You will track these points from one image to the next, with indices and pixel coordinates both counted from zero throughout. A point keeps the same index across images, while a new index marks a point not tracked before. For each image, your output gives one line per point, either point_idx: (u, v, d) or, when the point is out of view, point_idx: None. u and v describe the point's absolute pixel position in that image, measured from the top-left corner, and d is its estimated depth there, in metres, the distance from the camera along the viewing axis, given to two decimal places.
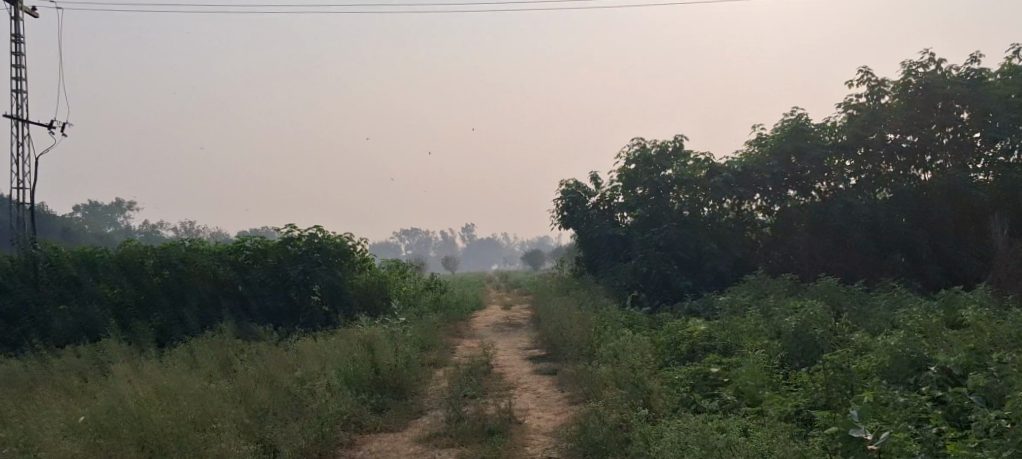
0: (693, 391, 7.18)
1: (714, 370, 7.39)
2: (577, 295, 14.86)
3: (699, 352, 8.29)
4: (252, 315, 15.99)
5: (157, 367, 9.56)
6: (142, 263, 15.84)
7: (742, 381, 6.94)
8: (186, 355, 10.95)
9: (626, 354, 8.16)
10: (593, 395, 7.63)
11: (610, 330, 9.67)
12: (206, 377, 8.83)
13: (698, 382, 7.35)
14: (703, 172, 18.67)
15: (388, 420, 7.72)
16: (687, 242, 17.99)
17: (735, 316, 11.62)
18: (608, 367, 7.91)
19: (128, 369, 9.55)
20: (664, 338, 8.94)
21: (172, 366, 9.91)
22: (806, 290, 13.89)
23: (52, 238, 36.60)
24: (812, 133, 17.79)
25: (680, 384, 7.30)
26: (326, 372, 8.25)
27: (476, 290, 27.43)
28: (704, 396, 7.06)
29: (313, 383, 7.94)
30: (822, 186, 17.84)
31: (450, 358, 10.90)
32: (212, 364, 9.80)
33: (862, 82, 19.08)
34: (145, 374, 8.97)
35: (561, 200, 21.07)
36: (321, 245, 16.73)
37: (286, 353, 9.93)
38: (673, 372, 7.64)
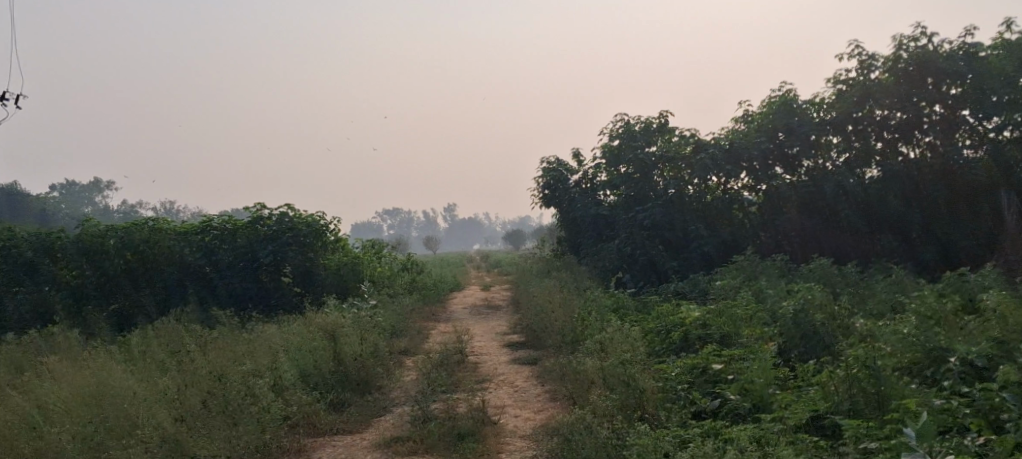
0: (693, 389, 6.50)
1: (713, 363, 6.69)
2: (558, 277, 14.16)
3: (695, 340, 7.57)
4: (217, 299, 15.07)
5: (103, 359, 8.74)
6: (101, 244, 14.79)
7: (747, 378, 6.24)
8: (139, 344, 10.15)
9: (614, 345, 7.42)
10: (578, 396, 6.88)
11: (595, 315, 8.93)
12: (155, 371, 7.99)
13: (696, 378, 6.63)
14: (688, 149, 17.93)
15: (348, 421, 6.98)
16: (674, 221, 17.25)
17: (726, 300, 10.92)
18: (592, 361, 7.17)
19: (70, 361, 8.71)
20: (653, 326, 8.22)
21: (121, 358, 9.09)
22: (799, 272, 13.22)
23: (22, 220, 35.38)
24: (800, 109, 17.02)
25: (677, 382, 6.58)
26: (285, 367, 7.45)
27: (458, 272, 26.64)
28: (705, 395, 6.37)
29: (265, 379, 7.15)
30: (809, 165, 17.15)
31: (423, 345, 10.12)
32: (164, 355, 8.96)
33: (853, 55, 18.41)
34: (89, 366, 8.08)
35: (542, 178, 20.30)
36: (292, 225, 15.77)
37: (243, 341, 9.13)
38: (667, 366, 6.92)
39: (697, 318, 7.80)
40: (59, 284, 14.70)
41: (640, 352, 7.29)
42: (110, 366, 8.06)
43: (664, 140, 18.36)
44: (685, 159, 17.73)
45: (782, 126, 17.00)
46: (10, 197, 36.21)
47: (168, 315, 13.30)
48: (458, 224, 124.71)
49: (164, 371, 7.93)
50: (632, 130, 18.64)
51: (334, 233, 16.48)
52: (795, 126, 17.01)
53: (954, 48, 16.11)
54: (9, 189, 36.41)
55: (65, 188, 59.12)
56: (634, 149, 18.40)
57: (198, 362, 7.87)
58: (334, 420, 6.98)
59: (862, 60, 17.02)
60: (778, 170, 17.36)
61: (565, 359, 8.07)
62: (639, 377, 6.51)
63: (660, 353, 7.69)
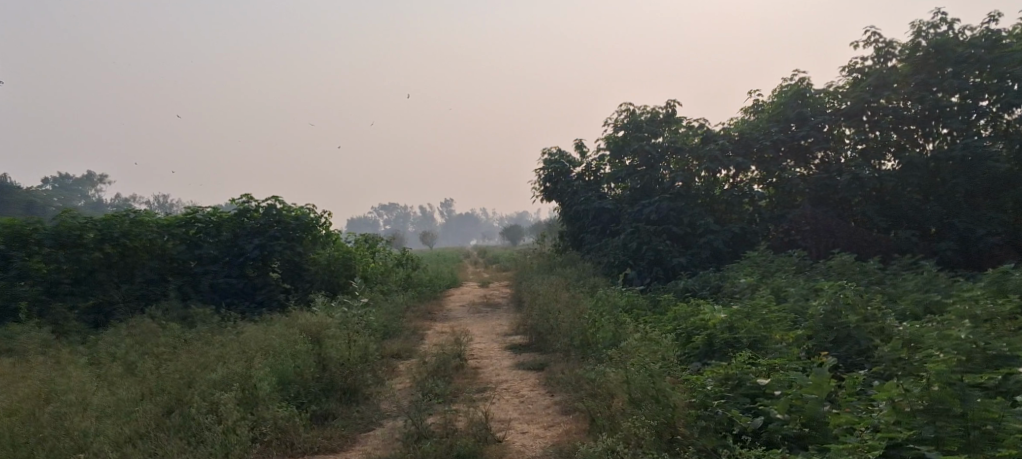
0: (729, 404, 5.76)
1: (749, 371, 5.94)
2: (562, 274, 13.39)
3: (721, 343, 6.84)
4: (202, 294, 14.19)
5: (68, 364, 7.98)
6: (79, 236, 13.90)
7: (797, 393, 5.50)
8: (112, 347, 9.37)
9: (637, 353, 6.65)
10: (595, 412, 6.16)
11: (607, 317, 8.15)
12: (120, 379, 7.19)
13: (731, 392, 5.86)
14: (696, 140, 17.10)
15: (341, 438, 6.24)
16: (681, 215, 16.44)
17: (744, 299, 10.17)
18: (612, 373, 6.41)
19: (28, 366, 7.88)
20: (676, 329, 7.52)
21: (86, 364, 8.26)
22: (817, 269, 12.44)
23: (11, 213, 34.55)
24: (814, 97, 16.29)
25: (711, 398, 5.80)
26: (264, 377, 6.69)
27: (455, 268, 25.85)
28: (746, 412, 5.64)
29: (236, 392, 6.40)
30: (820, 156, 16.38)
31: (418, 348, 9.33)
32: (136, 360, 8.17)
33: (868, 43, 17.67)
34: (46, 373, 7.26)
35: (544, 170, 19.53)
36: (279, 217, 15.05)
37: (222, 342, 8.35)
38: (696, 377, 6.16)
39: (723, 320, 7.02)
40: (33, 277, 13.50)
41: (663, 359, 6.53)
42: (72, 372, 7.25)
43: (671, 130, 17.55)
44: (693, 150, 16.91)
45: (794, 115, 16.18)
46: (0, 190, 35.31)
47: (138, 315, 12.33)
48: (454, 220, 123.97)
49: (131, 378, 7.14)
50: (637, 119, 17.83)
51: (325, 226, 15.69)
52: (808, 116, 16.22)
53: (975, 35, 15.30)
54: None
55: (58, 181, 58.13)
56: (640, 140, 17.60)
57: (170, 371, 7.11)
58: (313, 436, 6.19)
59: (879, 47, 16.18)
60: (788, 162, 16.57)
61: (579, 367, 7.32)
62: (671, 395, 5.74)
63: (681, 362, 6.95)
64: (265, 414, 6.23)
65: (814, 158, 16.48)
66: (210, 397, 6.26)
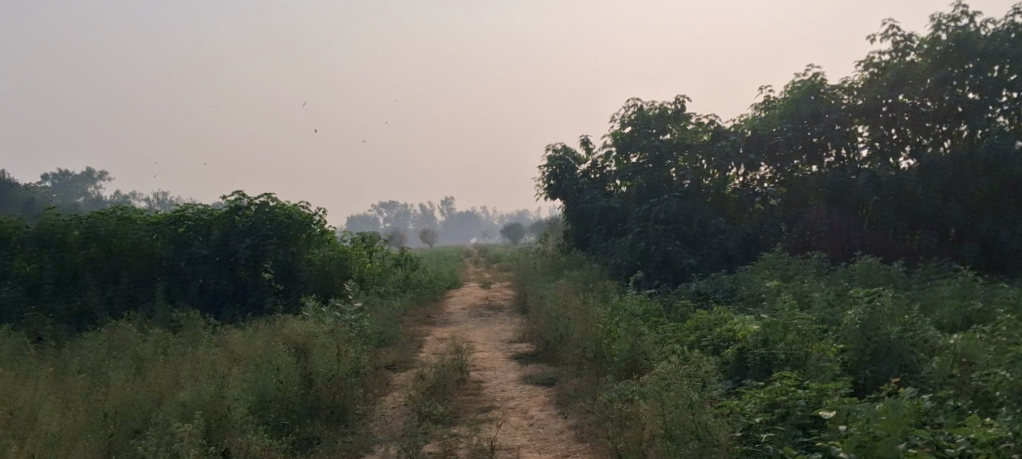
0: (780, 440, 5.30)
1: (799, 397, 5.49)
2: (569, 276, 12.68)
3: (756, 360, 6.33)
4: (189, 296, 13.49)
5: (36, 380, 7.32)
6: (62, 236, 13.27)
7: (861, 426, 5.00)
8: (88, 357, 8.68)
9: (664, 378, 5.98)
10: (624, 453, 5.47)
11: (624, 326, 7.46)
12: (83, 399, 6.51)
13: (779, 423, 5.45)
14: (706, 136, 16.33)
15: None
16: (691, 215, 15.69)
17: (766, 306, 9.43)
18: (639, 402, 5.70)
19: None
20: (703, 341, 6.96)
21: (54, 379, 7.57)
22: (838, 272, 11.73)
23: (12, 209, 33.93)
24: (829, 93, 15.45)
25: (757, 430, 5.41)
26: (239, 399, 6.03)
27: (458, 268, 25.12)
28: (801, 449, 5.19)
29: (203, 420, 5.77)
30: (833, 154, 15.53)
31: (416, 358, 8.61)
32: (108, 373, 7.49)
33: (886, 37, 16.90)
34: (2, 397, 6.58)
35: (549, 167, 18.82)
36: (272, 216, 14.21)
37: (204, 352, 7.66)
38: (735, 402, 5.72)
39: (757, 333, 6.51)
40: (14, 279, 13.07)
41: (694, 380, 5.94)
42: (38, 392, 6.60)
43: (680, 127, 16.78)
44: (702, 147, 16.14)
45: (808, 112, 15.37)
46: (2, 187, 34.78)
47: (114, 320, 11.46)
48: (455, 219, 123.36)
49: (96, 397, 6.48)
50: (645, 115, 17.07)
51: (321, 225, 14.89)
52: (822, 113, 15.30)
53: (999, 28, 14.54)
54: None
55: (59, 178, 57.55)
56: (647, 136, 16.84)
57: (141, 394, 6.44)
58: None
59: (897, 41, 15.42)
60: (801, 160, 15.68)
61: (595, 387, 6.62)
62: (715, 431, 5.07)
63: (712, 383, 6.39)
64: (236, 443, 5.54)
65: (827, 155, 15.58)
66: (175, 424, 5.58)
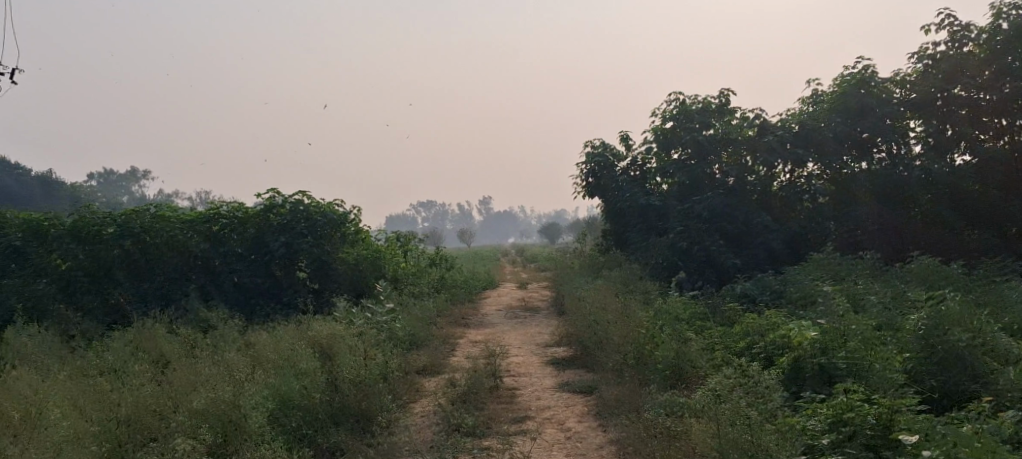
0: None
1: (869, 415, 5.16)
2: (609, 277, 12.22)
3: (812, 370, 5.97)
4: (224, 295, 13.26)
5: (58, 382, 7.09)
6: (98, 231, 13.00)
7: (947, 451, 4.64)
8: (115, 358, 8.46)
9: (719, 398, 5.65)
10: None
11: (669, 331, 7.02)
12: (101, 403, 6.34)
13: (849, 444, 5.10)
14: (750, 132, 15.73)
15: None
16: (735, 213, 15.10)
17: (819, 310, 8.87)
18: (694, 424, 5.36)
19: (14, 384, 7.02)
20: (755, 349, 6.64)
21: (78, 381, 7.35)
22: (894, 273, 11.11)
23: (59, 209, 34.50)
24: (880, 87, 14.76)
25: (826, 451, 5.07)
26: (258, 406, 5.78)
27: (494, 268, 24.73)
28: None
29: (213, 433, 5.52)
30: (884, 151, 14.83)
31: (448, 362, 8.25)
32: (130, 376, 7.26)
33: (942, 27, 16.11)
34: (22, 403, 6.42)
35: (587, 164, 18.34)
36: (306, 214, 14.05)
37: (229, 355, 7.38)
38: (796, 419, 5.39)
39: (814, 341, 6.16)
40: (49, 275, 12.80)
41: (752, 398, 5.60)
42: (60, 403, 6.43)
43: (723, 122, 16.17)
44: (746, 143, 15.54)
45: (858, 106, 14.66)
46: (48, 186, 35.25)
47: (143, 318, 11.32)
48: (492, 218, 123.22)
49: (113, 400, 6.31)
50: (687, 110, 16.49)
51: (356, 224, 14.64)
52: (872, 108, 14.64)
53: None
54: (45, 177, 35.46)
55: (104, 178, 58.43)
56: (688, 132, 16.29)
57: (160, 400, 6.23)
58: None
59: (955, 30, 14.61)
60: (849, 157, 14.96)
61: (638, 399, 6.15)
62: None
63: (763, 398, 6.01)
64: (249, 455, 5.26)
65: (877, 151, 14.88)
66: (183, 438, 5.35)
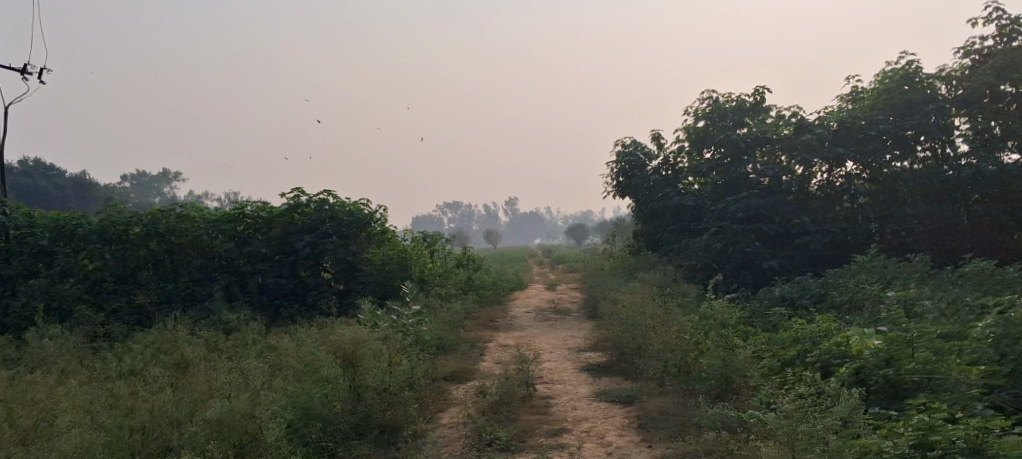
0: None
1: (952, 435, 4.90)
2: (643, 279, 11.76)
3: (879, 382, 5.72)
4: (248, 295, 12.98)
5: (76, 388, 6.82)
6: (125, 231, 12.80)
7: None
8: (135, 362, 8.18)
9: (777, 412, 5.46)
10: None
11: (715, 340, 6.56)
12: (115, 409, 6.11)
13: None
14: (787, 131, 15.11)
15: None
16: (773, 213, 14.55)
17: (868, 316, 8.37)
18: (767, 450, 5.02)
19: (31, 390, 6.77)
20: (811, 358, 6.25)
21: (96, 386, 7.07)
22: (945, 277, 10.55)
23: (90, 208, 34.67)
24: (926, 82, 14.10)
25: None
26: (275, 418, 5.50)
27: (523, 269, 24.33)
28: None
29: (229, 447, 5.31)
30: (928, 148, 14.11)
31: (478, 369, 7.88)
32: (149, 381, 6.99)
33: (991, 21, 15.39)
34: (36, 411, 6.17)
35: (618, 163, 17.87)
36: (333, 213, 13.69)
37: (252, 361, 7.07)
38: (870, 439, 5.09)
39: (879, 350, 5.90)
40: (76, 275, 12.64)
41: (809, 413, 5.30)
42: (78, 411, 6.19)
43: (759, 120, 15.63)
44: (784, 142, 14.95)
45: (902, 103, 14.01)
46: (80, 187, 35.50)
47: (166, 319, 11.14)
48: (519, 219, 122.80)
49: (127, 409, 6.05)
50: (721, 108, 15.96)
51: (382, 223, 14.20)
52: (918, 104, 13.98)
53: None
54: (78, 177, 35.72)
55: (136, 179, 58.95)
56: (723, 130, 15.72)
57: (174, 412, 5.88)
58: None
59: (1006, 24, 13.90)
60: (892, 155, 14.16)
61: (685, 413, 5.84)
62: None
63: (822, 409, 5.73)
64: None
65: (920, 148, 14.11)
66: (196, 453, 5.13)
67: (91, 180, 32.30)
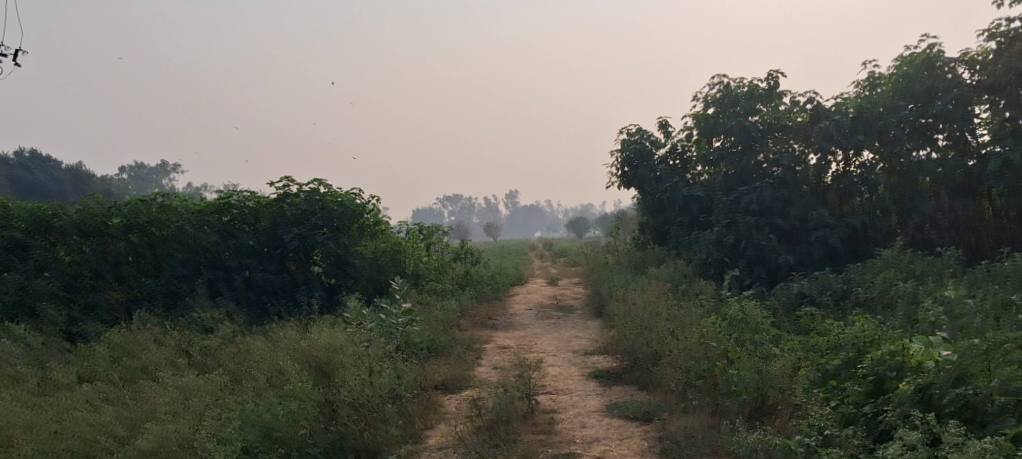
0: None
1: None
2: (653, 275, 10.91)
3: (952, 402, 4.93)
4: (234, 291, 12.14)
5: (29, 406, 6.06)
6: (103, 224, 11.85)
7: None
8: (98, 371, 7.39)
9: (833, 443, 4.94)
10: None
11: (758, 351, 5.99)
12: (60, 420, 5.60)
13: None
14: (801, 118, 14.13)
15: None
16: (788, 204, 13.70)
17: (907, 320, 7.51)
18: None
19: None
20: (862, 369, 5.42)
21: (48, 399, 6.30)
22: (981, 273, 9.70)
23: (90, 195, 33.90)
24: (947, 67, 13.02)
25: None
26: (222, 447, 4.97)
27: (523, 263, 23.52)
28: None
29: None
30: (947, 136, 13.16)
31: (474, 376, 7.07)
32: (106, 393, 6.34)
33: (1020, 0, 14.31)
34: None
35: (623, 152, 16.95)
36: (322, 204, 12.75)
37: (225, 375, 6.38)
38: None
39: (953, 366, 5.10)
40: (52, 268, 11.72)
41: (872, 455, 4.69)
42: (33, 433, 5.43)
43: (772, 108, 14.67)
44: (798, 129, 14.01)
45: (922, 88, 13.01)
46: (77, 177, 34.66)
47: (140, 315, 10.41)
48: (520, 212, 122.03)
49: (71, 426, 5.47)
50: (732, 94, 15.02)
51: (375, 214, 13.35)
52: (938, 91, 12.97)
53: None
54: (73, 167, 34.76)
55: (133, 170, 57.95)
56: (733, 118, 14.80)
57: (119, 433, 5.41)
58: None
59: None
60: (907, 144, 13.16)
61: (714, 439, 5.28)
62: None
63: (876, 437, 5.03)
64: None
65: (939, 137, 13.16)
66: None
67: (84, 170, 31.50)
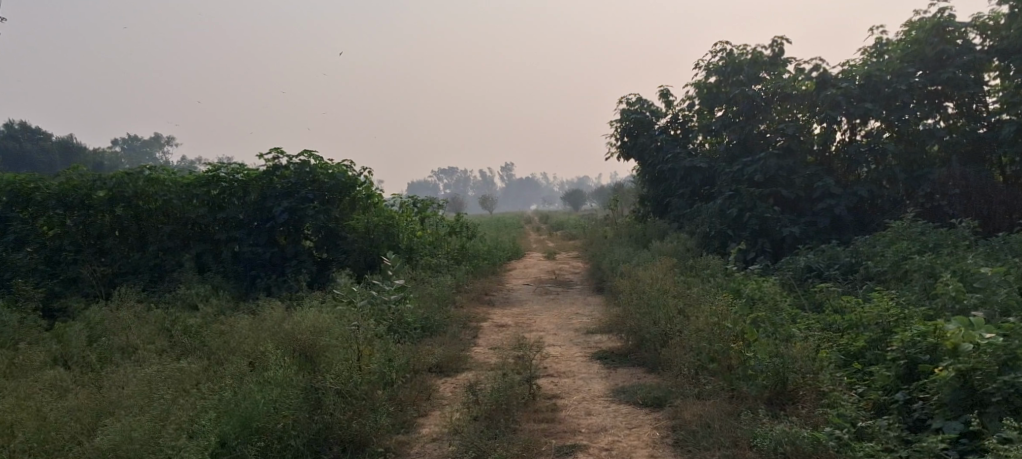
0: None
1: None
2: (656, 249, 10.52)
3: (999, 391, 4.59)
4: (222, 265, 11.73)
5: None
6: (87, 197, 11.39)
7: None
8: (74, 352, 7.02)
9: (867, 436, 4.59)
10: None
11: (774, 334, 5.74)
12: (27, 410, 5.24)
13: None
14: (806, 85, 13.60)
15: None
16: (793, 174, 13.27)
17: (927, 296, 7.11)
18: None
19: None
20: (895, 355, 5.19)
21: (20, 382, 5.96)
22: (995, 245, 9.30)
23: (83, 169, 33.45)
24: (959, 31, 12.46)
25: None
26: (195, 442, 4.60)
27: (521, 236, 23.13)
28: None
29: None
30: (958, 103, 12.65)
31: (471, 356, 6.73)
32: (78, 378, 6.00)
33: None
34: None
35: (623, 122, 16.53)
36: (313, 176, 12.22)
37: (210, 359, 6.08)
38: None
39: (998, 350, 4.74)
40: (33, 242, 11.30)
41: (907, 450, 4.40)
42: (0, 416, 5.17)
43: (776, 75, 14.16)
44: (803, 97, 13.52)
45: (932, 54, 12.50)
46: (68, 151, 34.05)
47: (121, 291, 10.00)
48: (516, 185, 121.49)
49: (39, 418, 5.16)
50: (735, 61, 14.52)
51: (368, 187, 12.83)
52: (950, 56, 12.43)
53: None
54: (65, 140, 34.12)
55: (126, 143, 57.21)
56: (736, 86, 14.30)
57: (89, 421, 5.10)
58: None
59: None
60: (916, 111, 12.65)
61: (732, 429, 4.98)
62: None
63: (909, 427, 4.83)
64: None
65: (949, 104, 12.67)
66: None
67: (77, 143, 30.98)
